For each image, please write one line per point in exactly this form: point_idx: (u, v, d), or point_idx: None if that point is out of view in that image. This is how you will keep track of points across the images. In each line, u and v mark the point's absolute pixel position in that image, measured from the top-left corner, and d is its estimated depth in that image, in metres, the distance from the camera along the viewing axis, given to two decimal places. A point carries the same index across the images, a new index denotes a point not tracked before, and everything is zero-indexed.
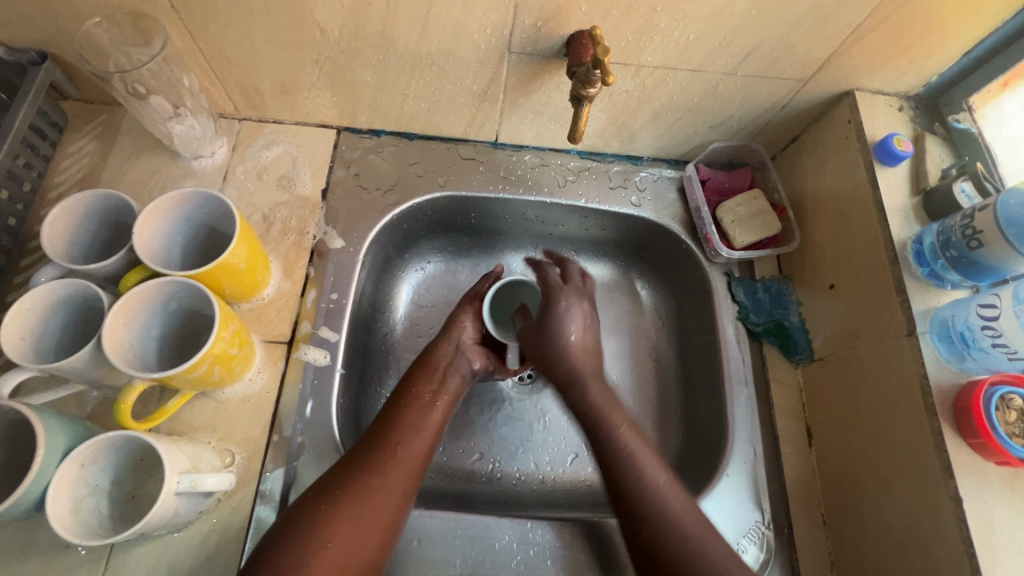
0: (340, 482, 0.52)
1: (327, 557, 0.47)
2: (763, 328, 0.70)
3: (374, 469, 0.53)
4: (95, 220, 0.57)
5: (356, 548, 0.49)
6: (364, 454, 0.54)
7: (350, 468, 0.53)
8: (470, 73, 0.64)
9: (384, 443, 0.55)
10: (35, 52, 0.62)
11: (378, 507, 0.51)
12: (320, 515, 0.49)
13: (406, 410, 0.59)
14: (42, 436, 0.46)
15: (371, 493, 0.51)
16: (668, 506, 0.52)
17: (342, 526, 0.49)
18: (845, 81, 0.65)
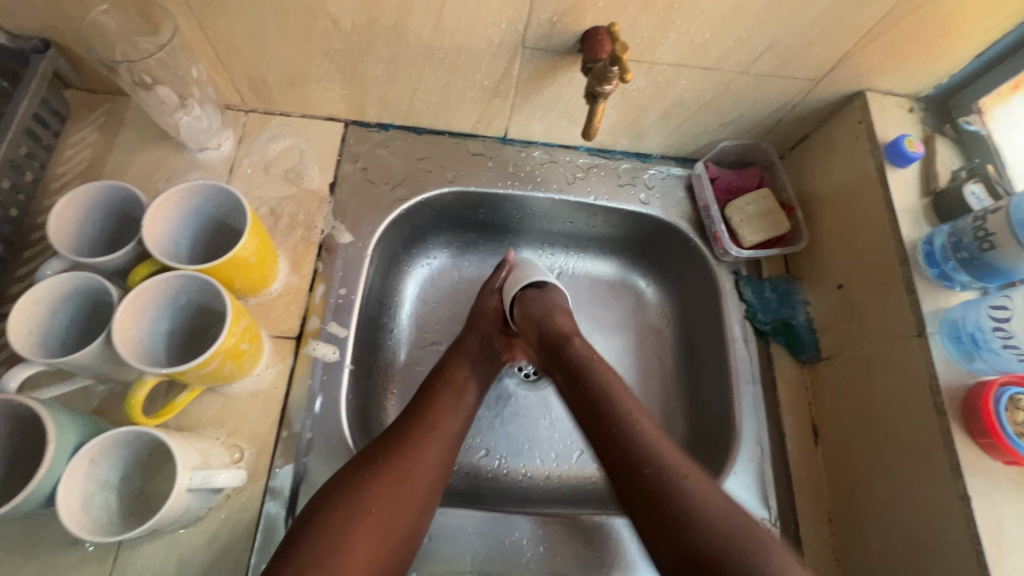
0: (382, 453, 0.53)
1: (371, 522, 0.49)
2: (770, 327, 0.70)
3: (414, 444, 0.55)
4: (101, 212, 0.56)
5: (398, 515, 0.50)
6: (403, 429, 0.56)
7: (389, 441, 0.55)
8: (482, 68, 0.63)
9: (425, 419, 0.57)
10: (38, 40, 0.60)
11: (417, 478, 0.53)
12: (364, 483, 0.50)
13: (444, 390, 0.61)
14: (53, 431, 0.45)
15: (411, 464, 0.53)
16: (664, 459, 0.51)
17: (385, 494, 0.50)
18: (857, 81, 0.65)
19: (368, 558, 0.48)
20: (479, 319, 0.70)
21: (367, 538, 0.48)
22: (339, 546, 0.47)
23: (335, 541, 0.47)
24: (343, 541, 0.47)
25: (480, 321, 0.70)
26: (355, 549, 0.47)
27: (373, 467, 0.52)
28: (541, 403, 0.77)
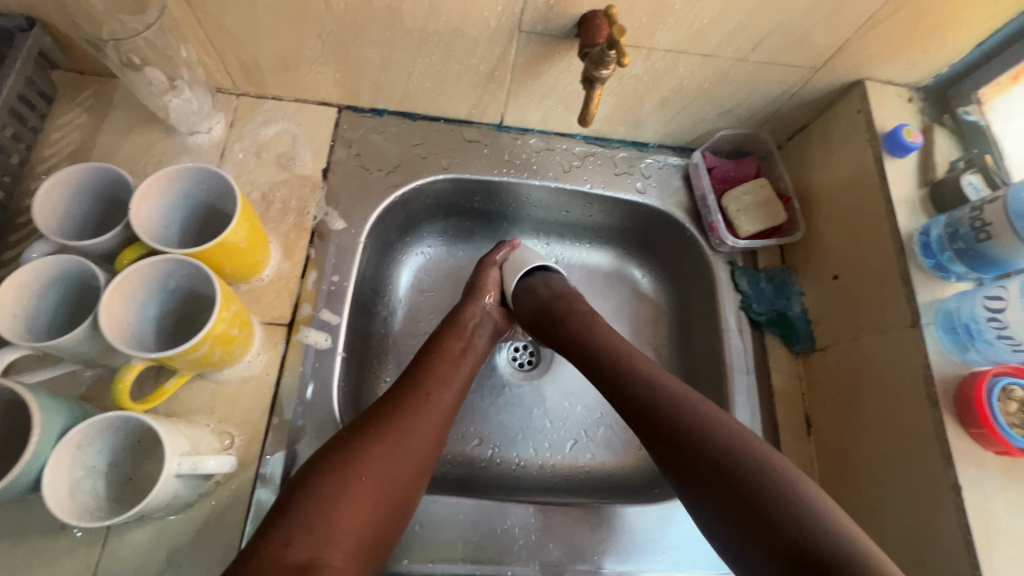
0: (374, 422, 0.53)
1: (363, 487, 0.48)
2: (765, 318, 0.70)
3: (407, 415, 0.54)
4: (89, 195, 0.55)
5: (389, 482, 0.50)
6: (397, 400, 0.56)
7: (383, 412, 0.54)
8: (478, 52, 0.62)
9: (418, 391, 0.57)
10: (22, 18, 0.59)
11: (409, 446, 0.53)
12: (357, 451, 0.50)
13: (438, 362, 0.61)
14: (38, 416, 0.45)
15: (402, 433, 0.53)
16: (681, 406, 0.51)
17: (377, 461, 0.50)
18: (856, 70, 0.64)
19: (359, 523, 0.47)
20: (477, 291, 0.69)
21: (357, 504, 0.47)
22: (331, 510, 0.46)
23: (326, 504, 0.46)
24: (334, 507, 0.46)
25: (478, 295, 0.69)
26: (346, 515, 0.46)
27: (365, 435, 0.51)
28: (535, 393, 0.76)
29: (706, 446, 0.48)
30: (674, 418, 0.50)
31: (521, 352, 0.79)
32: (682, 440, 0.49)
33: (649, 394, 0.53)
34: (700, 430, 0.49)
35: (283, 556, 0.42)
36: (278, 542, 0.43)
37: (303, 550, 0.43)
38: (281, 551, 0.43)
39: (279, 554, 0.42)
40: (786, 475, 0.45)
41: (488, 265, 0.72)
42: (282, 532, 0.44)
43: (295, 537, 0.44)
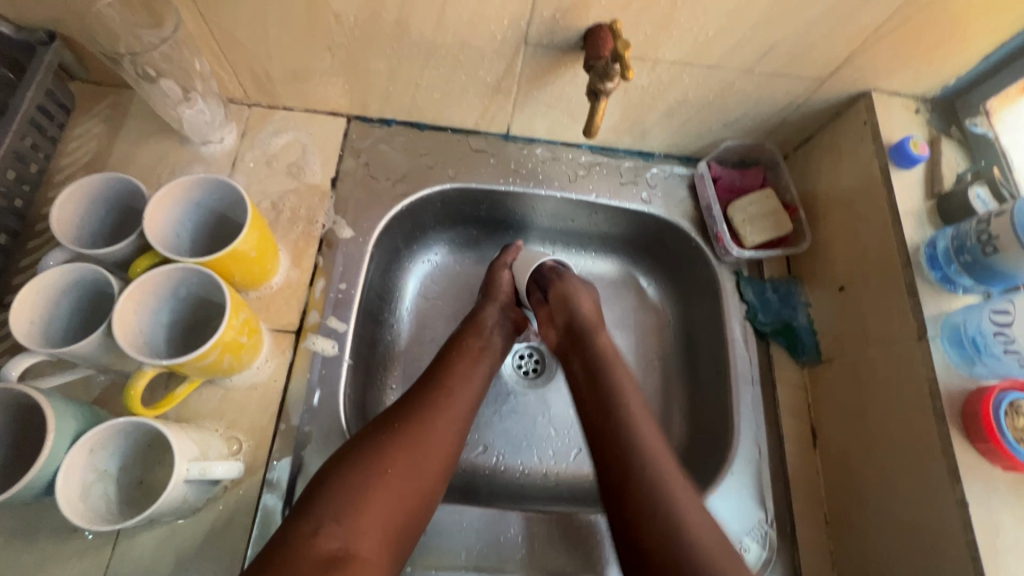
0: (399, 417, 0.54)
1: (389, 482, 0.49)
2: (771, 328, 0.70)
3: (430, 411, 0.55)
4: (104, 204, 0.57)
5: (415, 476, 0.51)
6: (420, 397, 0.56)
7: (408, 408, 0.55)
8: (485, 64, 0.63)
9: (439, 387, 0.58)
10: (43, 32, 0.61)
11: (433, 441, 0.53)
12: (380, 448, 0.51)
13: (456, 360, 0.61)
14: (52, 420, 0.46)
15: (426, 430, 0.53)
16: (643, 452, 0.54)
17: (403, 457, 0.51)
18: (862, 82, 0.65)
19: (387, 516, 0.48)
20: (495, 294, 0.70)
21: (383, 498, 0.48)
22: (357, 502, 0.47)
23: (353, 496, 0.48)
24: (360, 499, 0.48)
25: (491, 299, 0.70)
26: (373, 508, 0.48)
27: (391, 431, 0.52)
28: (540, 401, 0.77)
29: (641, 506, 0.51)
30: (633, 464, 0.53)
31: (527, 359, 0.80)
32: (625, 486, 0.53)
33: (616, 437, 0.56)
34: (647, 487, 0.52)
35: (311, 545, 0.44)
36: (306, 531, 0.45)
37: (331, 541, 0.45)
38: (307, 541, 0.45)
39: (308, 543, 0.44)
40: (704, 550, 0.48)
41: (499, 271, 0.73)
42: (309, 522, 0.46)
43: (321, 528, 0.45)
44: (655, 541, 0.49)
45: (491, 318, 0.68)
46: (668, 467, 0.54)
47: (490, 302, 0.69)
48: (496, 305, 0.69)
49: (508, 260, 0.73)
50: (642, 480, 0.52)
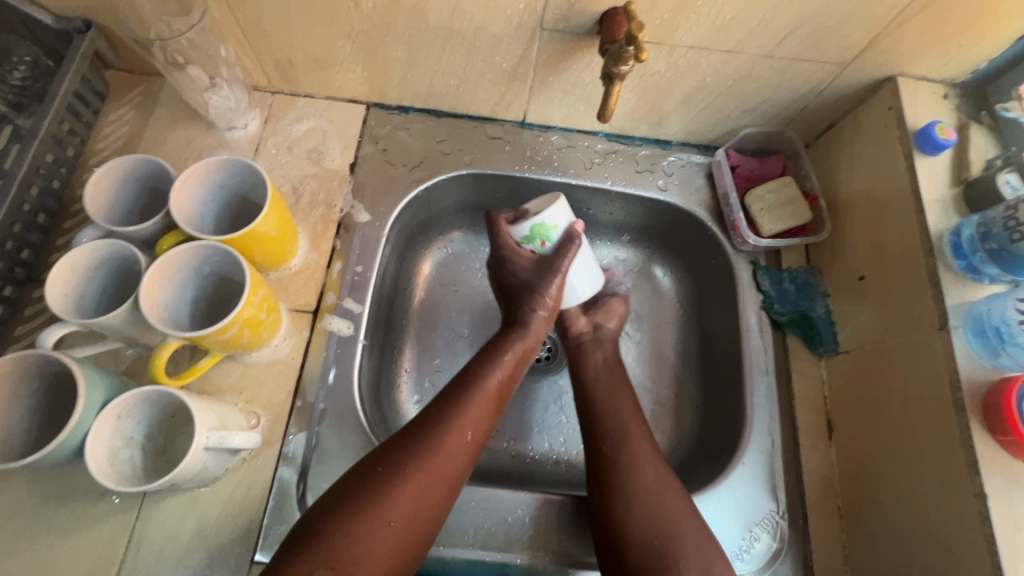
0: (409, 458, 0.50)
1: (388, 536, 0.46)
2: (787, 318, 0.69)
3: (434, 454, 0.50)
4: (135, 184, 0.60)
5: (416, 525, 0.48)
6: (425, 432, 0.51)
7: (414, 446, 0.50)
8: (500, 50, 0.64)
9: (459, 419, 0.53)
10: (80, 21, 0.64)
11: (445, 483, 0.50)
12: (384, 496, 0.47)
13: (485, 382, 0.56)
14: (83, 386, 0.48)
15: (436, 473, 0.50)
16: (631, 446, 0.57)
17: (407, 504, 0.48)
18: (887, 66, 0.63)
19: (380, 568, 0.46)
20: (546, 296, 0.61)
21: (379, 547, 0.46)
22: (353, 552, 0.45)
23: (350, 542, 0.45)
24: (358, 546, 0.45)
25: (538, 300, 0.61)
26: (367, 560, 0.45)
27: (399, 473, 0.49)
28: (552, 387, 0.77)
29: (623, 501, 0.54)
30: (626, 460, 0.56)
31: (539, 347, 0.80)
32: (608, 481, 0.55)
33: (620, 433, 0.58)
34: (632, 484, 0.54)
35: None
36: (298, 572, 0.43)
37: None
38: None
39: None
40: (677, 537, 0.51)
41: (555, 271, 0.61)
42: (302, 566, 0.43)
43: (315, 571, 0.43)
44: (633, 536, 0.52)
45: (538, 329, 0.62)
46: (683, 525, 0.52)
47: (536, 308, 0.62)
48: (543, 313, 0.62)
49: (569, 261, 0.61)
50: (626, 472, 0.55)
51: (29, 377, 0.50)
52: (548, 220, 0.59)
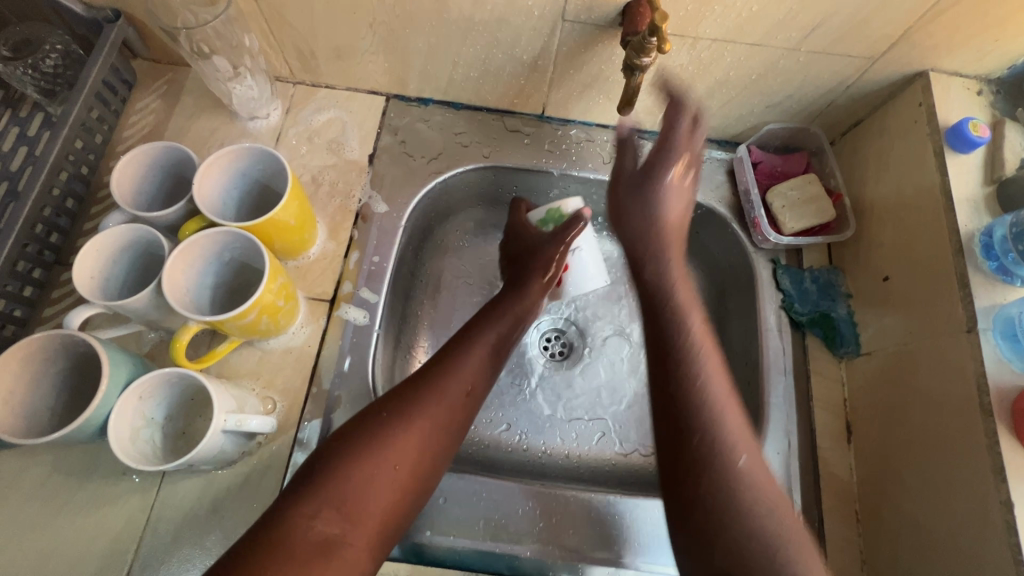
0: (412, 404, 0.51)
1: (394, 478, 0.48)
2: (807, 318, 0.67)
3: (434, 401, 0.52)
4: (159, 171, 0.61)
5: (420, 469, 0.49)
6: (428, 383, 0.53)
7: (415, 395, 0.52)
8: (521, 42, 0.63)
9: (458, 369, 0.55)
10: (110, 10, 0.65)
11: (446, 429, 0.52)
12: (388, 439, 0.48)
13: (486, 337, 0.59)
14: (106, 367, 0.49)
15: (438, 422, 0.51)
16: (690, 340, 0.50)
17: (410, 450, 0.49)
18: (918, 61, 0.61)
19: (384, 511, 0.47)
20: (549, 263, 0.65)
21: (384, 491, 0.47)
22: (358, 492, 0.46)
23: (355, 486, 0.46)
24: (363, 490, 0.46)
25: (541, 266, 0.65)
26: (372, 499, 0.46)
27: (402, 418, 0.50)
28: (564, 383, 0.77)
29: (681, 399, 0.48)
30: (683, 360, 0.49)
31: (553, 342, 0.80)
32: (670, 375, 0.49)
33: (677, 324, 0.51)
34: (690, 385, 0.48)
35: (308, 529, 0.43)
36: (304, 513, 0.44)
37: (329, 526, 0.44)
38: (305, 523, 0.43)
39: (303, 524, 0.43)
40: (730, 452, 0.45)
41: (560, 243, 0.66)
42: (308, 503, 0.44)
43: (320, 513, 0.44)
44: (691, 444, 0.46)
45: (534, 295, 0.64)
46: (735, 430, 0.46)
47: (541, 272, 0.64)
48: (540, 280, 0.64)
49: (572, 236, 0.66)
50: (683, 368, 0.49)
51: (55, 356, 0.51)
52: (563, 205, 0.69)
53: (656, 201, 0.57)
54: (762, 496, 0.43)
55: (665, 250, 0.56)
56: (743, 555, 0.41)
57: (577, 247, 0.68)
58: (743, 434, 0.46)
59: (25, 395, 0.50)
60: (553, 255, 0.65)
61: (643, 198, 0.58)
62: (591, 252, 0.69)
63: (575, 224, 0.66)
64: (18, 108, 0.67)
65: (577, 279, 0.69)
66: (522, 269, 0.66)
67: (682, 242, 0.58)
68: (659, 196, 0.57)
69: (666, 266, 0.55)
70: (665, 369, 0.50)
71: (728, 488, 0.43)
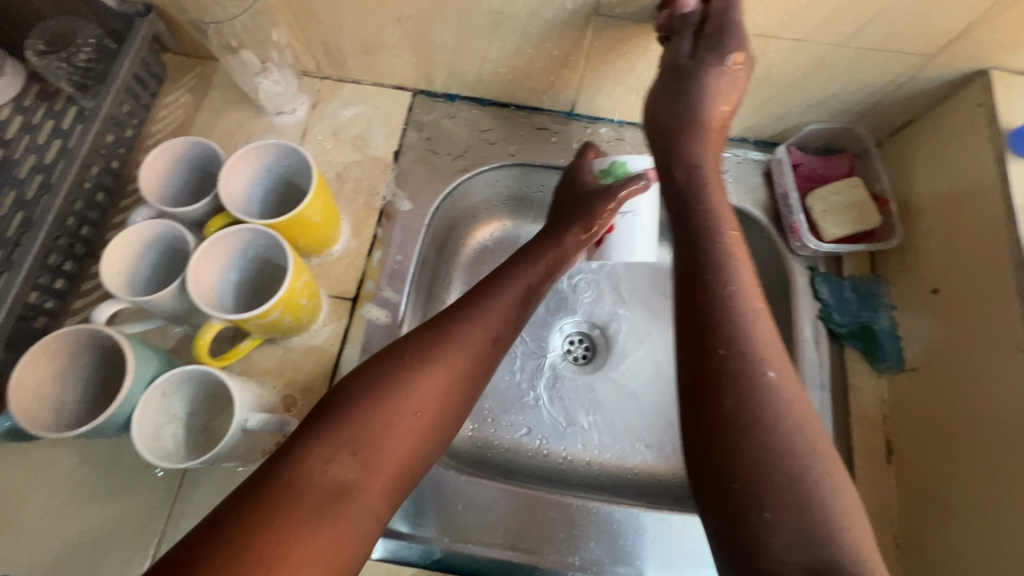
0: (435, 348, 0.49)
1: (413, 425, 0.45)
2: (847, 329, 0.64)
3: (456, 344, 0.49)
4: (186, 166, 0.61)
5: (440, 418, 0.47)
6: (449, 326, 0.50)
7: (437, 340, 0.49)
8: (552, 36, 0.61)
9: (484, 315, 0.52)
10: (141, 4, 0.65)
11: (471, 376, 0.49)
12: (409, 384, 0.46)
13: (516, 283, 0.56)
14: (132, 363, 0.50)
15: (460, 369, 0.49)
16: (739, 295, 0.46)
17: (429, 394, 0.47)
18: (978, 58, 0.57)
19: (402, 458, 0.44)
20: (591, 217, 0.61)
21: (402, 438, 0.45)
22: (376, 436, 0.44)
23: (373, 430, 0.44)
24: (378, 437, 0.44)
25: (584, 220, 0.61)
26: (389, 446, 0.44)
27: (425, 361, 0.48)
28: (586, 388, 0.75)
29: (722, 356, 0.44)
30: (725, 315, 0.45)
31: (576, 345, 0.78)
32: (712, 330, 0.45)
33: (725, 279, 0.47)
34: (733, 342, 0.44)
35: (323, 472, 0.41)
36: (319, 458, 0.42)
37: (345, 471, 0.42)
38: (321, 467, 0.41)
39: (316, 469, 0.41)
40: (768, 414, 0.41)
41: (611, 198, 0.61)
42: (324, 445, 0.42)
43: (335, 457, 0.42)
44: (728, 398, 0.42)
45: (569, 247, 0.61)
46: (780, 391, 0.42)
47: (579, 227, 0.61)
48: (581, 234, 0.61)
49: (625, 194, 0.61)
50: (724, 325, 0.45)
51: (80, 350, 0.52)
52: (629, 162, 0.64)
53: (693, 93, 0.56)
54: (792, 423, 0.41)
55: (697, 145, 0.56)
56: (769, 482, 0.39)
57: (629, 210, 0.63)
58: (775, 352, 0.44)
59: (55, 389, 0.51)
60: (601, 212, 0.60)
61: (678, 88, 0.57)
62: (648, 219, 0.63)
63: (636, 184, 0.61)
64: (52, 102, 0.68)
65: (624, 245, 0.63)
66: (561, 218, 0.62)
67: (722, 137, 0.58)
68: (694, 86, 0.55)
69: (700, 164, 0.56)
70: (698, 323, 0.46)
71: (754, 436, 0.40)
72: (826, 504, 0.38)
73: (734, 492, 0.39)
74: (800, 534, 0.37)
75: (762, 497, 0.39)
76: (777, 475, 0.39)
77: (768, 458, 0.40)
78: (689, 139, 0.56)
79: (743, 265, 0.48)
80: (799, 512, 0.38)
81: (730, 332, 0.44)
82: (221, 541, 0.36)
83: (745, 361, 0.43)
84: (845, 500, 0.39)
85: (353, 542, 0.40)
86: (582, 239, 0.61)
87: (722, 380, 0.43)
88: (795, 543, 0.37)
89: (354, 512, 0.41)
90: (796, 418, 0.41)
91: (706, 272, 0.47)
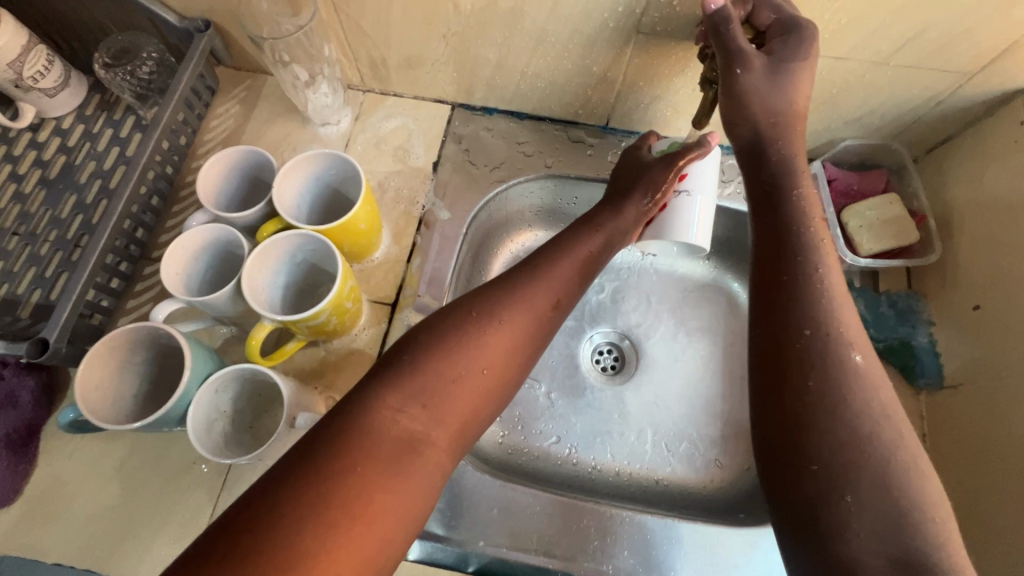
0: (501, 307, 0.50)
1: (478, 381, 0.47)
2: (884, 345, 0.64)
3: (518, 305, 0.51)
4: (239, 172, 0.63)
5: (505, 374, 0.49)
6: (512, 286, 0.52)
7: (501, 298, 0.51)
8: (593, 53, 0.63)
9: (543, 279, 0.53)
10: (201, 20, 0.68)
11: (533, 336, 0.51)
12: (475, 340, 0.48)
13: (579, 248, 0.57)
14: (189, 360, 0.52)
15: (524, 329, 0.51)
16: (821, 284, 0.48)
17: (498, 352, 0.49)
18: (1020, 77, 0.57)
19: (467, 412, 0.46)
20: (648, 185, 0.61)
21: (469, 392, 0.46)
22: (443, 390, 0.45)
23: (440, 380, 0.45)
24: (446, 391, 0.45)
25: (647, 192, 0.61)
26: (456, 401, 0.46)
27: (491, 319, 0.50)
28: (616, 399, 0.75)
29: (801, 342, 0.45)
30: (809, 305, 0.47)
31: (605, 356, 0.78)
32: (792, 316, 0.47)
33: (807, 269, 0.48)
34: (818, 330, 0.45)
35: (393, 422, 0.42)
36: (392, 408, 0.43)
37: (414, 423, 0.43)
38: (392, 416, 0.43)
39: (390, 418, 0.42)
40: (853, 398, 0.43)
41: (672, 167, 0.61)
42: (395, 396, 0.44)
43: (406, 408, 0.43)
44: (806, 380, 0.44)
45: (630, 216, 0.61)
46: (869, 381, 0.44)
47: (642, 198, 0.61)
48: (648, 201, 0.61)
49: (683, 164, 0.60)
50: (803, 312, 0.46)
51: (138, 346, 0.54)
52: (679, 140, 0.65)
53: (775, 85, 0.54)
54: (875, 405, 0.43)
55: (791, 136, 0.55)
56: (848, 464, 0.41)
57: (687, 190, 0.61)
58: (859, 334, 0.46)
59: (113, 383, 0.53)
60: (661, 180, 0.61)
61: (772, 82, 0.54)
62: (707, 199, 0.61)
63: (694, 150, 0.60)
64: (112, 111, 0.72)
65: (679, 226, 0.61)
66: (620, 191, 0.63)
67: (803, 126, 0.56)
68: (790, 81, 0.54)
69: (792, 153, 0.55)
70: (779, 308, 0.47)
71: (836, 419, 0.42)
72: (902, 483, 0.40)
73: (816, 474, 0.41)
74: (884, 516, 0.39)
75: (840, 482, 0.40)
76: (862, 462, 0.41)
77: (849, 444, 0.41)
78: (779, 140, 0.55)
79: (829, 258, 0.50)
80: (878, 494, 0.39)
81: (816, 322, 0.46)
82: (292, 482, 0.37)
83: (829, 351, 0.44)
84: (928, 487, 0.40)
85: (422, 492, 0.41)
86: (646, 206, 0.61)
87: (802, 363, 0.45)
88: (874, 532, 0.38)
89: (423, 461, 0.42)
90: (878, 397, 0.43)
91: (789, 255, 0.49)
